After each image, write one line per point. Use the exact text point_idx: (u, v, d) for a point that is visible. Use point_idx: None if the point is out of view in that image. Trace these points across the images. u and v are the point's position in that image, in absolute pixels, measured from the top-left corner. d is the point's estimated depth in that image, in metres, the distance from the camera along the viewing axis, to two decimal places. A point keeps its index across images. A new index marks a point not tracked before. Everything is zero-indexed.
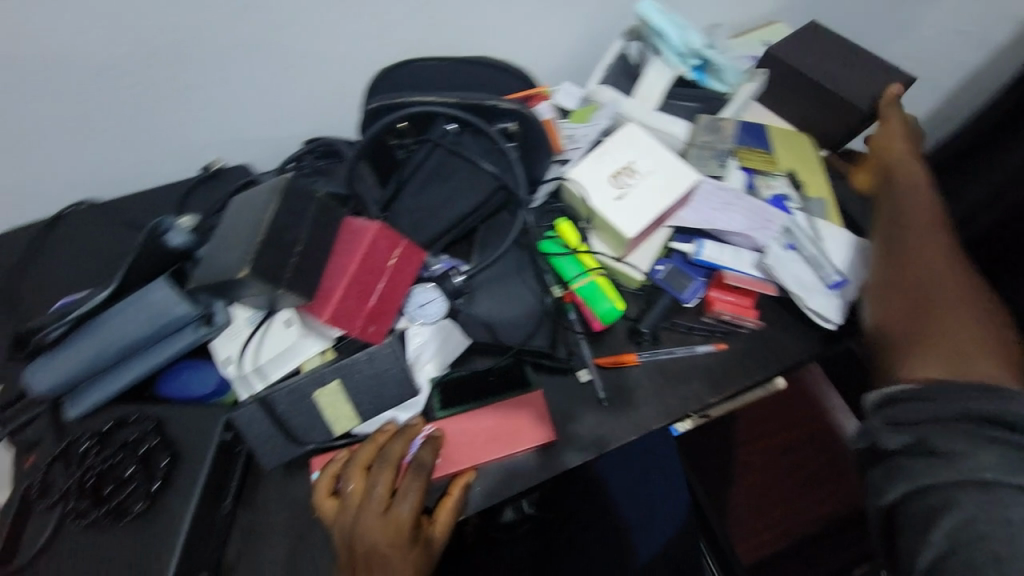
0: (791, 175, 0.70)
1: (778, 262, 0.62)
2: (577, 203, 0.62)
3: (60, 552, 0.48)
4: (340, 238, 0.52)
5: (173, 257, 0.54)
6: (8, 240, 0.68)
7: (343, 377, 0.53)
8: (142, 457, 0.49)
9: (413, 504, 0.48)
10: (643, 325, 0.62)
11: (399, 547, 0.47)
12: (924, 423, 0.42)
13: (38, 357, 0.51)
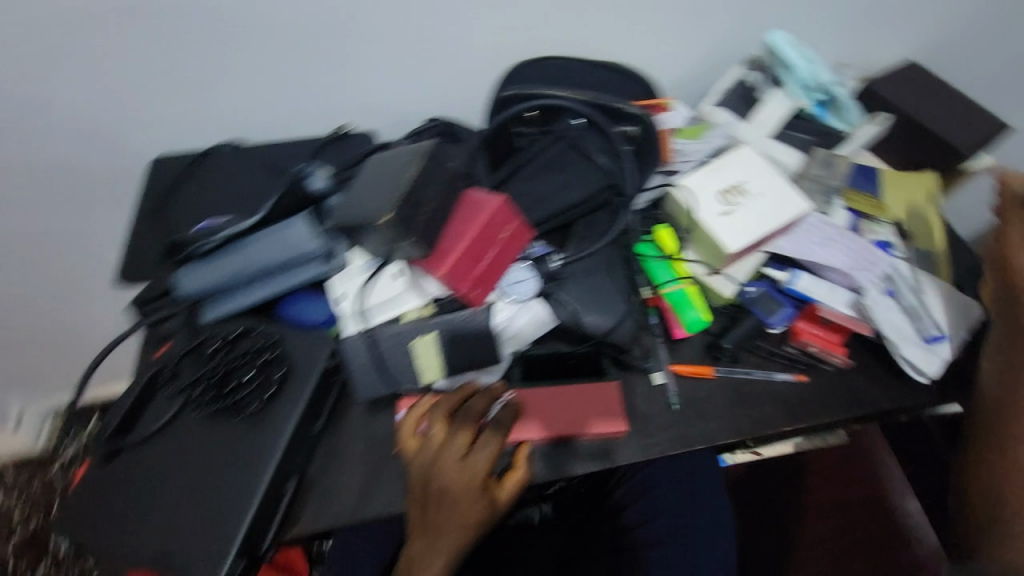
0: (898, 223, 0.70)
1: (876, 306, 0.62)
2: (680, 214, 0.63)
3: (174, 436, 0.53)
4: (459, 207, 0.57)
5: (309, 199, 0.62)
6: (163, 165, 0.77)
7: (441, 331, 0.58)
8: (260, 365, 0.55)
9: (488, 458, 0.51)
10: (725, 340, 0.62)
11: (469, 494, 0.51)
12: None
13: (189, 263, 0.58)
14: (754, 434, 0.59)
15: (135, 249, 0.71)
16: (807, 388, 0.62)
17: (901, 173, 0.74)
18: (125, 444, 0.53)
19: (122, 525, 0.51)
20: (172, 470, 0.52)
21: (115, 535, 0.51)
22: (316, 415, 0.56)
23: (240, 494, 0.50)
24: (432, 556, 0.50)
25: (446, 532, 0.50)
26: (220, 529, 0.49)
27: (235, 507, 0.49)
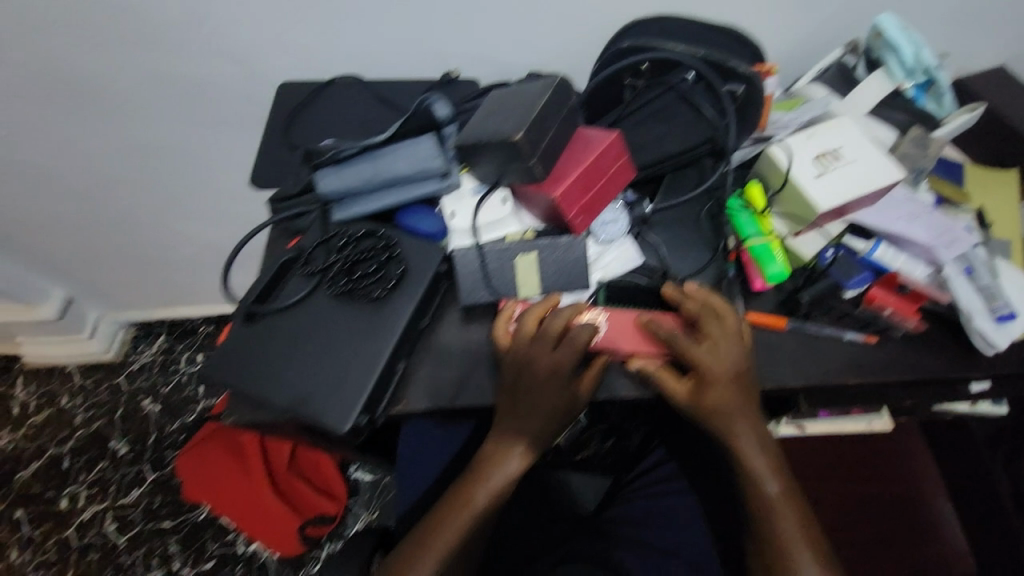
0: (978, 213, 0.74)
1: (952, 278, 0.65)
2: (772, 174, 0.67)
3: (308, 309, 0.61)
4: (573, 141, 0.62)
5: (430, 123, 0.67)
6: (292, 89, 0.84)
7: (542, 252, 0.64)
8: (384, 261, 0.62)
9: (572, 360, 0.57)
10: (803, 294, 0.65)
11: (554, 388, 0.58)
12: None
13: (326, 168, 0.66)
14: (819, 383, 0.64)
15: (266, 158, 0.79)
16: (874, 350, 0.66)
17: (986, 170, 0.78)
18: (263, 312, 0.61)
19: (260, 377, 0.58)
20: (304, 338, 0.59)
21: (254, 386, 0.58)
22: (423, 313, 0.62)
23: (367, 362, 0.57)
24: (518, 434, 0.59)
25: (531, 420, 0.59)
26: (350, 386, 0.56)
27: (360, 374, 0.57)
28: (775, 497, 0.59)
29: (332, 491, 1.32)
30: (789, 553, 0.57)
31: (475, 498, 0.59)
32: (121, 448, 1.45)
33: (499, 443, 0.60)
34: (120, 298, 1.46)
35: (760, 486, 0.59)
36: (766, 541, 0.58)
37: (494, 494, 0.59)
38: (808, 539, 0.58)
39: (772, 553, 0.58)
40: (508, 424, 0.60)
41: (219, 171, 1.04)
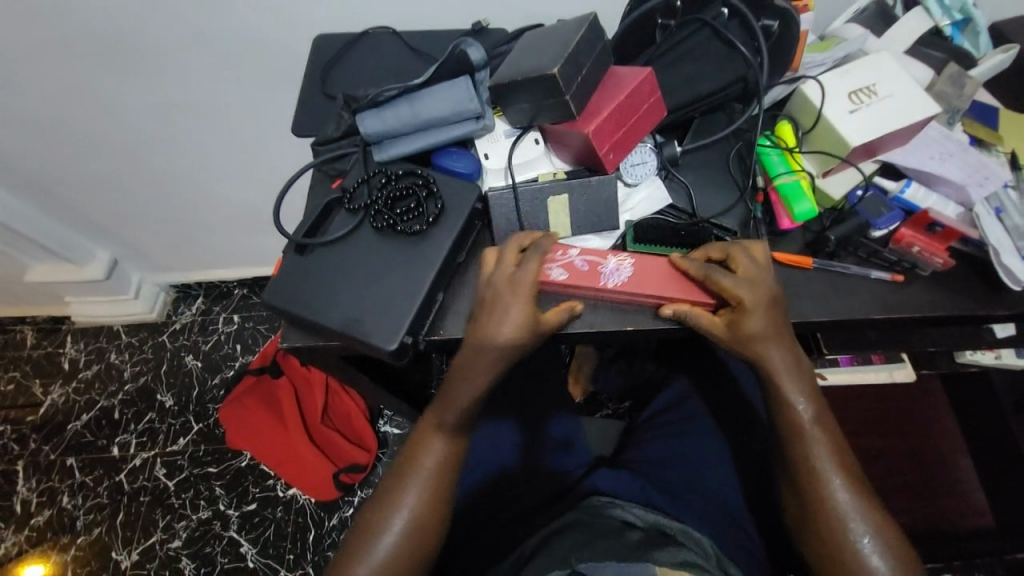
0: (1012, 156, 0.72)
1: (983, 217, 0.65)
2: (803, 112, 0.68)
3: (353, 243, 0.65)
4: (606, 79, 0.64)
5: (466, 66, 0.69)
6: (327, 41, 0.86)
7: (574, 193, 0.67)
8: (423, 198, 0.65)
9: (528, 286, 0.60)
10: (831, 234, 0.66)
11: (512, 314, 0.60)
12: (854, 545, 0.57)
13: (367, 111, 0.69)
14: (843, 321, 0.65)
15: (303, 107, 0.82)
16: (900, 289, 0.67)
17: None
18: (312, 244, 0.65)
19: (311, 303, 0.63)
20: (351, 268, 0.64)
21: (306, 310, 0.63)
22: (460, 249, 0.66)
23: (409, 290, 0.62)
24: (476, 359, 0.61)
25: (487, 361, 0.61)
26: (395, 312, 0.61)
27: (404, 301, 0.61)
28: (806, 418, 0.61)
29: (363, 441, 1.37)
30: (813, 468, 0.60)
31: (436, 440, 0.63)
32: (168, 400, 1.52)
33: (451, 388, 0.63)
34: (161, 261, 1.49)
35: (793, 410, 0.62)
36: (798, 463, 0.61)
37: (458, 415, 0.63)
38: (838, 461, 0.60)
39: (801, 475, 0.61)
40: (459, 376, 0.63)
41: (255, 129, 1.06)
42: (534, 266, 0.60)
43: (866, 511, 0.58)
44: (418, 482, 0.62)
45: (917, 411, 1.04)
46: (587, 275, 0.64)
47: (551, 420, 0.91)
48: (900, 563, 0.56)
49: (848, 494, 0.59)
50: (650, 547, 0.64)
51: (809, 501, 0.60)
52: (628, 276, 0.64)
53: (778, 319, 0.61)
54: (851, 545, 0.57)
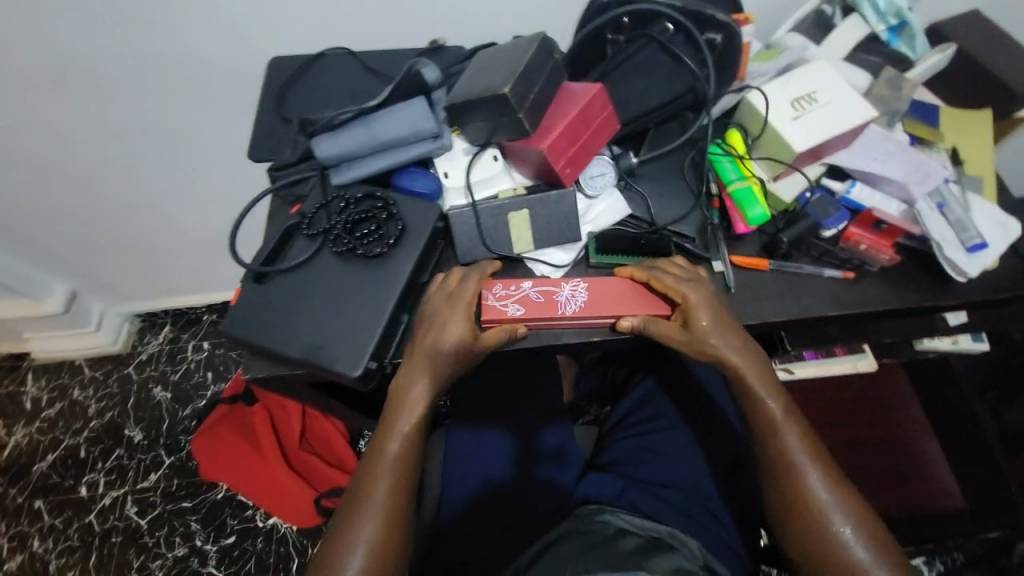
0: (952, 152, 0.76)
1: (924, 213, 0.69)
2: (751, 120, 0.70)
3: (313, 268, 0.64)
4: (559, 95, 0.65)
5: (421, 87, 0.69)
6: (282, 63, 0.85)
7: (534, 208, 0.67)
8: (383, 220, 0.65)
9: (465, 303, 0.62)
10: (783, 236, 0.68)
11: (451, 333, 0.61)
12: (836, 537, 0.59)
13: (323, 134, 0.68)
14: (801, 319, 0.68)
15: (261, 131, 0.81)
16: (852, 285, 0.69)
17: (961, 112, 0.79)
18: (271, 272, 0.64)
19: (271, 332, 0.62)
20: (313, 295, 0.63)
21: (268, 340, 0.62)
22: (424, 268, 0.66)
23: (372, 314, 0.61)
24: (417, 381, 0.62)
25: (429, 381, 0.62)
26: (359, 337, 0.60)
27: (368, 325, 0.61)
28: (778, 417, 0.64)
29: (346, 465, 1.34)
30: (792, 466, 0.62)
31: (381, 472, 0.62)
32: (137, 435, 1.46)
33: (391, 415, 0.63)
34: (123, 291, 1.44)
35: (765, 406, 0.64)
36: (777, 459, 0.63)
37: (404, 441, 0.63)
38: (810, 454, 0.62)
39: (784, 471, 0.62)
40: (398, 404, 0.63)
41: (216, 152, 1.04)
42: (473, 284, 0.63)
43: (845, 499, 0.60)
44: (371, 516, 0.59)
45: (885, 399, 1.07)
46: (544, 306, 0.64)
47: (545, 430, 0.88)
48: (881, 550, 0.58)
49: (825, 487, 0.61)
50: (642, 555, 0.63)
51: (793, 498, 0.61)
52: (582, 302, 0.64)
53: (725, 320, 0.64)
54: (836, 537, 0.59)
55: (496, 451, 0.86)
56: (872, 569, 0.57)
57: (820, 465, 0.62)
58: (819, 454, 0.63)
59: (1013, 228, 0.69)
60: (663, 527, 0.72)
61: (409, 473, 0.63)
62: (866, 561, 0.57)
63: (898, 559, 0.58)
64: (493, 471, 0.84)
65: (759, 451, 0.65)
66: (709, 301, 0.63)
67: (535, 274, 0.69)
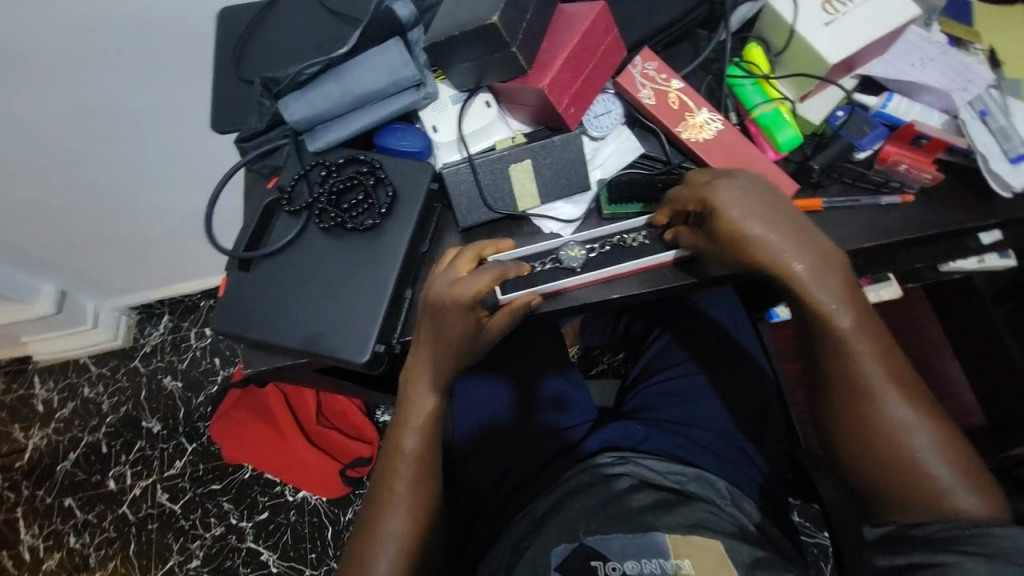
0: (992, 52, 0.68)
1: (969, 124, 0.62)
2: (774, 31, 0.62)
3: (302, 247, 0.59)
4: (556, 20, 0.57)
5: (395, 28, 0.60)
6: (235, 14, 0.74)
7: (537, 156, 0.60)
8: (371, 187, 0.58)
9: (473, 289, 0.53)
10: (814, 162, 0.62)
11: (461, 319, 0.55)
12: (920, 463, 0.51)
13: (290, 93, 0.61)
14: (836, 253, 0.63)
15: (223, 98, 0.72)
16: (890, 210, 0.64)
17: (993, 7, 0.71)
18: (257, 257, 0.59)
19: (265, 321, 0.58)
20: (303, 277, 0.58)
21: (261, 331, 0.57)
22: (421, 238, 0.60)
23: (372, 291, 0.56)
24: (425, 371, 0.59)
25: (441, 356, 0.58)
26: (361, 318, 0.56)
27: (368, 304, 0.56)
28: (839, 323, 0.52)
29: (366, 435, 1.33)
30: (873, 393, 0.52)
31: (403, 468, 0.60)
32: (155, 426, 1.45)
33: (408, 404, 0.61)
34: (113, 284, 1.37)
35: (827, 317, 0.52)
36: (844, 384, 0.53)
37: (419, 434, 0.61)
38: (892, 378, 0.52)
39: (857, 398, 0.53)
40: (407, 396, 0.61)
41: (176, 130, 0.92)
42: (486, 279, 0.54)
43: (933, 428, 0.51)
44: (396, 510, 0.58)
45: (906, 322, 1.04)
46: (670, 114, 0.61)
47: (544, 380, 0.84)
48: (969, 474, 0.50)
49: (908, 410, 0.51)
50: (658, 513, 0.60)
51: (863, 423, 0.52)
52: (702, 137, 0.61)
53: (786, 228, 0.51)
54: (918, 463, 0.51)
55: (499, 399, 0.82)
56: (951, 494, 0.49)
57: (905, 398, 0.52)
58: (908, 391, 0.52)
59: None
60: (690, 469, 0.70)
61: (429, 468, 0.61)
62: (947, 485, 0.50)
63: (986, 482, 0.50)
64: (491, 414, 0.81)
65: (823, 384, 0.55)
66: (754, 194, 0.52)
67: (545, 232, 0.63)
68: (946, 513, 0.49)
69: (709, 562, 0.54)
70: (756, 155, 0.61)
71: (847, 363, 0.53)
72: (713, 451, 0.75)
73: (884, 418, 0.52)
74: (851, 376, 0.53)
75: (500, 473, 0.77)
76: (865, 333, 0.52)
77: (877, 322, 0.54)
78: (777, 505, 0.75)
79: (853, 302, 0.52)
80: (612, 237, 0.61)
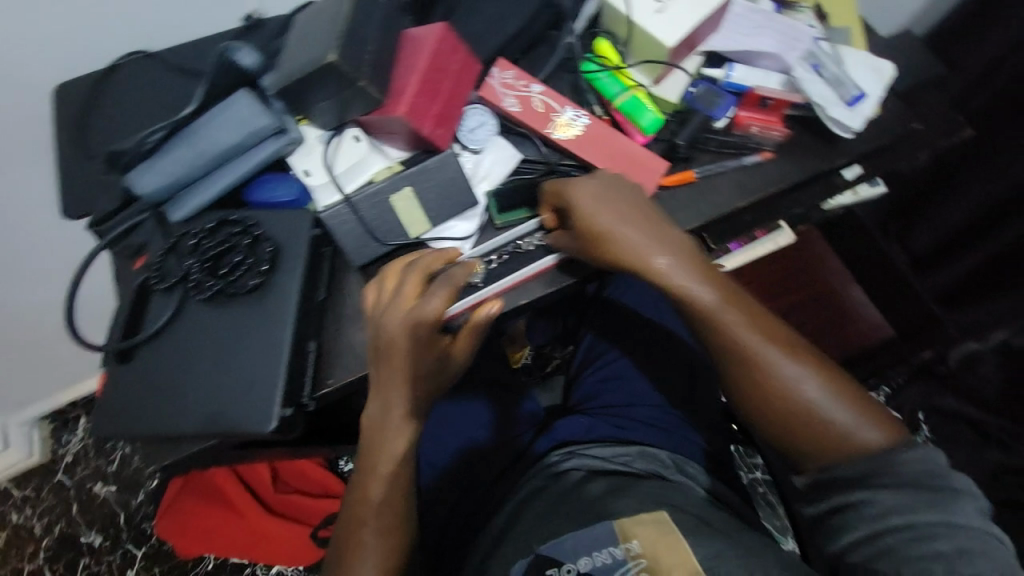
0: (816, 9, 0.75)
1: (804, 78, 0.67)
2: (617, 24, 0.65)
3: (185, 323, 0.55)
4: (403, 47, 0.57)
5: (241, 79, 0.58)
6: (70, 88, 0.68)
7: (417, 182, 0.60)
8: (248, 246, 0.55)
9: (430, 317, 0.52)
10: (679, 139, 0.66)
11: (419, 348, 0.53)
12: (813, 412, 0.53)
13: (139, 165, 0.57)
14: (717, 217, 0.67)
15: (73, 178, 0.66)
16: (755, 169, 0.68)
17: None
18: (137, 344, 0.55)
19: (158, 410, 0.53)
20: (191, 355, 0.54)
21: (156, 422, 0.53)
22: (316, 286, 0.58)
23: (269, 353, 0.53)
24: (386, 410, 0.56)
25: (404, 392, 0.55)
26: (262, 384, 0.53)
27: (267, 368, 0.53)
28: (705, 299, 0.55)
29: (331, 491, 1.26)
30: (753, 356, 0.54)
31: (371, 516, 0.57)
32: (95, 540, 1.31)
33: (371, 454, 0.58)
34: (9, 399, 1.21)
35: (693, 298, 0.55)
36: (733, 360, 0.55)
37: (388, 484, 0.58)
38: (765, 338, 0.55)
39: (740, 365, 0.55)
40: (373, 442, 0.57)
41: (37, 221, 0.83)
42: (439, 300, 0.52)
43: (813, 374, 0.54)
44: (366, 561, 0.56)
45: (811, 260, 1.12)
46: (537, 117, 0.63)
47: (505, 395, 0.83)
48: (858, 408, 0.52)
49: (794, 367, 0.54)
50: (609, 499, 0.61)
51: (756, 387, 0.54)
52: (570, 135, 0.63)
53: (635, 217, 0.56)
54: (810, 412, 0.53)
55: (475, 421, 0.81)
56: (851, 432, 0.51)
57: (781, 354, 0.54)
58: (783, 346, 0.55)
59: (883, 68, 0.70)
60: (635, 448, 0.73)
61: (401, 515, 0.59)
62: (845, 425, 0.52)
63: (877, 411, 0.53)
64: (469, 438, 0.80)
65: (715, 358, 0.57)
66: (610, 192, 0.57)
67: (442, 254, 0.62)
68: (850, 451, 0.51)
69: (656, 533, 0.55)
70: (624, 144, 0.63)
71: (724, 333, 0.55)
72: (656, 424, 0.78)
73: (767, 378, 0.54)
74: (730, 345, 0.55)
75: (476, 490, 0.76)
76: (732, 301, 0.56)
77: (741, 293, 0.57)
78: (725, 462, 0.78)
79: (713, 275, 0.56)
80: (514, 242, 0.62)
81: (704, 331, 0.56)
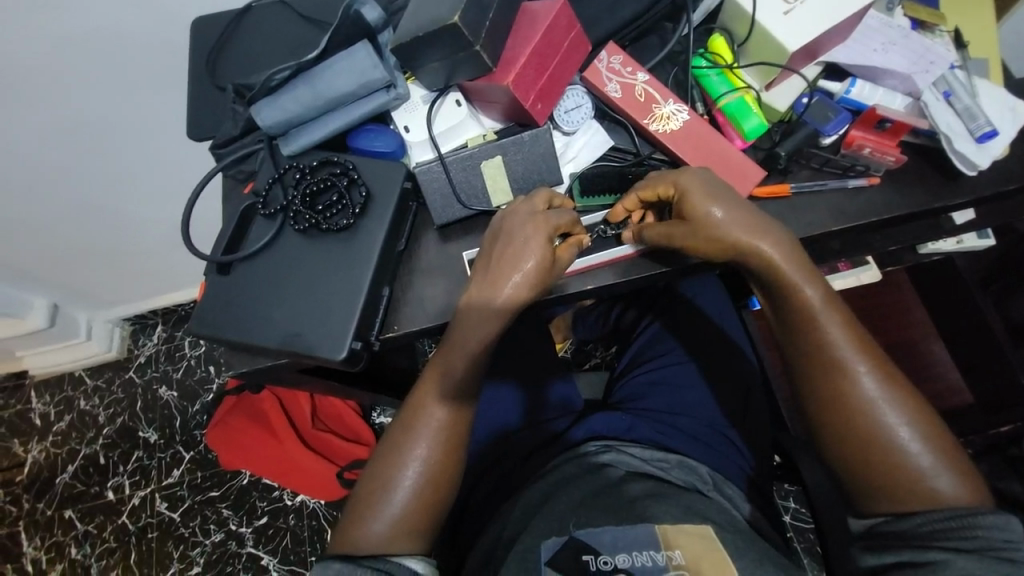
0: (955, 34, 0.68)
1: (932, 104, 0.63)
2: (737, 22, 0.63)
3: (280, 248, 0.60)
4: (520, 18, 0.58)
5: (364, 32, 0.62)
6: (208, 22, 0.75)
7: (508, 152, 0.61)
8: (345, 188, 0.59)
9: (558, 220, 0.56)
10: (781, 148, 0.63)
11: (538, 241, 0.55)
12: (896, 444, 0.51)
13: (263, 99, 0.62)
14: (808, 237, 0.64)
15: (198, 106, 0.73)
16: (858, 193, 0.65)
17: None
18: (234, 261, 0.60)
19: (244, 323, 0.59)
20: (281, 278, 0.59)
21: (241, 333, 0.58)
22: (398, 236, 0.61)
23: (349, 290, 0.57)
24: (471, 333, 0.58)
25: (479, 323, 0.57)
26: (338, 316, 0.57)
27: (345, 303, 0.57)
28: (801, 303, 0.54)
29: (361, 437, 1.33)
30: (843, 363, 0.53)
31: (429, 424, 0.60)
32: (152, 435, 1.46)
33: (418, 410, 0.61)
34: (105, 297, 1.37)
35: (788, 295, 0.55)
36: (819, 365, 0.54)
37: (452, 422, 0.60)
38: (862, 352, 0.54)
39: (827, 371, 0.54)
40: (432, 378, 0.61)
41: (157, 141, 0.92)
42: (534, 265, 0.55)
43: (907, 407, 0.52)
44: (405, 465, 0.59)
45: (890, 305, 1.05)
46: (638, 106, 0.62)
47: (550, 382, 0.85)
48: (943, 455, 0.51)
49: (883, 389, 0.53)
50: (646, 502, 0.60)
51: (838, 399, 0.53)
52: (669, 128, 0.62)
53: (740, 217, 0.55)
54: (893, 442, 0.51)
55: (507, 402, 0.83)
56: (929, 476, 0.50)
57: (876, 375, 0.53)
58: (881, 370, 0.53)
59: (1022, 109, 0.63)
60: (673, 456, 0.72)
61: (459, 445, 0.61)
62: (926, 466, 0.51)
63: (964, 466, 0.51)
64: (504, 418, 0.82)
65: (795, 367, 0.56)
66: (716, 183, 0.56)
67: None
68: (925, 496, 0.50)
69: (698, 546, 0.54)
70: (723, 145, 0.62)
71: (814, 337, 0.54)
72: (698, 437, 0.76)
73: (853, 390, 0.53)
74: (818, 354, 0.54)
75: (519, 459, 0.77)
76: (833, 313, 0.55)
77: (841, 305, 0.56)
78: (762, 490, 0.76)
79: (817, 287, 0.55)
80: (599, 225, 0.63)
81: (795, 336, 0.56)
